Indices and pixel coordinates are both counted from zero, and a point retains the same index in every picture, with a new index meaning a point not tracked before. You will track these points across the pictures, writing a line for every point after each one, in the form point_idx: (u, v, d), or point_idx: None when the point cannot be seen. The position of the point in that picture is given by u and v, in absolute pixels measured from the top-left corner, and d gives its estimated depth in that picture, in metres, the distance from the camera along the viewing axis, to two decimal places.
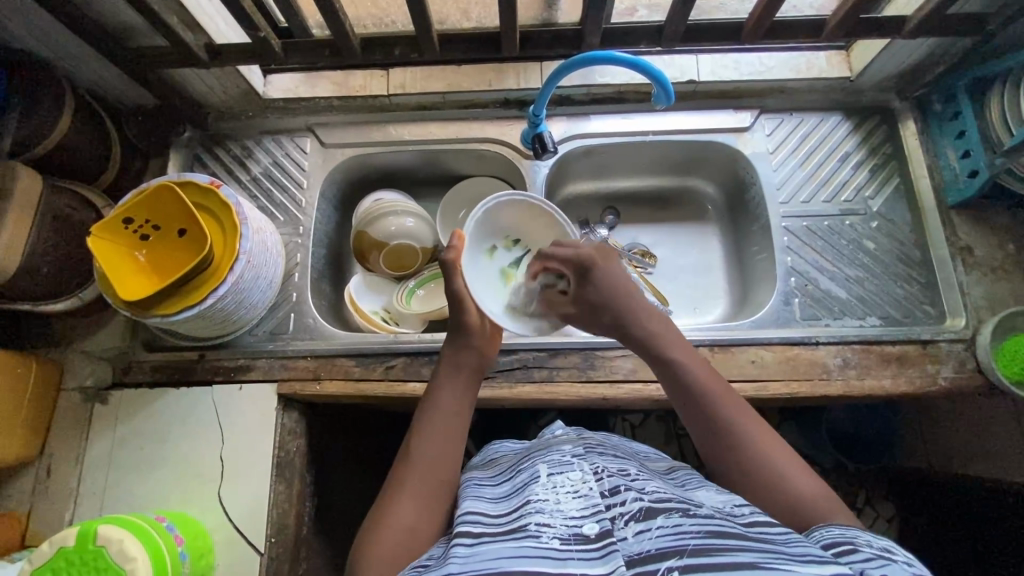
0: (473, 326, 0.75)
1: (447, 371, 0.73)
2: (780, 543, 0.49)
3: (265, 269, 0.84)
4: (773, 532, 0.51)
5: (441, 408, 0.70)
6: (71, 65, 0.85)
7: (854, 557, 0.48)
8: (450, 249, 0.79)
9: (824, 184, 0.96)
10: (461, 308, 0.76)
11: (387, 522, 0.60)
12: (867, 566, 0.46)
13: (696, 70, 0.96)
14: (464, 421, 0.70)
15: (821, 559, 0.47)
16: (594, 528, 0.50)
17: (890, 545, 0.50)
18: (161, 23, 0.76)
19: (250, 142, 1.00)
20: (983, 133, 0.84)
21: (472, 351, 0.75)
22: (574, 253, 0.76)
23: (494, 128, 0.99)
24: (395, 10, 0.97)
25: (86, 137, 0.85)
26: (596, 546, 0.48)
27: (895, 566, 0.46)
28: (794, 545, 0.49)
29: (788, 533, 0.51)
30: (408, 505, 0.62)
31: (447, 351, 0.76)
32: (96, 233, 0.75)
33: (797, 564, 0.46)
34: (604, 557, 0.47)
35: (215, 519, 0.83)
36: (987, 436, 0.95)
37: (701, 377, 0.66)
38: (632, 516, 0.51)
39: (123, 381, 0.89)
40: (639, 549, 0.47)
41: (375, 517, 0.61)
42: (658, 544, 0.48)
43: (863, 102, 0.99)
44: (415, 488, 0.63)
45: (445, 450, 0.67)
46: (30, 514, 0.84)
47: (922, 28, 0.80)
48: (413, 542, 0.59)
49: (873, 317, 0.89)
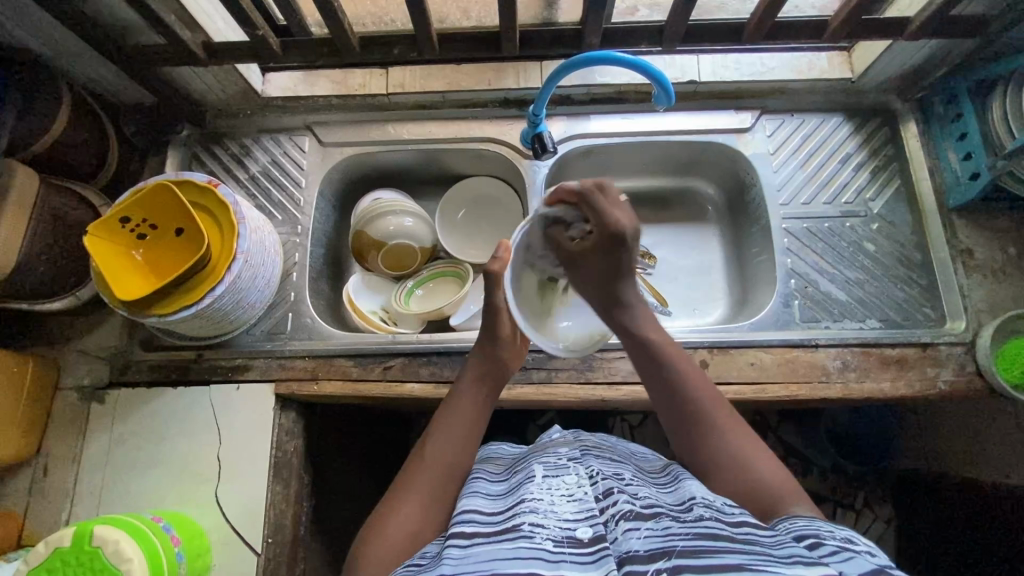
0: (506, 337, 0.76)
1: (470, 378, 0.74)
2: (769, 545, 0.49)
3: (263, 269, 0.84)
4: (761, 534, 0.51)
5: (460, 415, 0.70)
6: (68, 62, 0.84)
7: (824, 550, 0.48)
8: (496, 258, 0.77)
9: (825, 186, 0.95)
10: (497, 319, 0.75)
11: (391, 519, 0.60)
12: (836, 561, 0.46)
13: (697, 70, 0.96)
14: (479, 429, 0.70)
15: (804, 558, 0.46)
16: (587, 532, 0.50)
17: (851, 534, 0.51)
18: (159, 21, 0.75)
19: (248, 141, 0.99)
20: (984, 136, 0.84)
21: (495, 361, 0.75)
22: (606, 220, 0.65)
23: (493, 128, 0.99)
24: (394, 9, 0.96)
25: (83, 135, 0.85)
26: (588, 550, 0.48)
27: (860, 558, 0.46)
28: (781, 547, 0.49)
29: (775, 535, 0.51)
30: (413, 505, 0.62)
31: (474, 357, 0.76)
32: (93, 232, 0.74)
33: (781, 566, 0.45)
34: (597, 561, 0.47)
35: (212, 518, 0.83)
36: (985, 439, 0.95)
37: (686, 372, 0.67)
38: (622, 516, 0.51)
39: (120, 380, 0.89)
40: (626, 549, 0.47)
41: (381, 514, 0.62)
42: (646, 545, 0.47)
43: (865, 102, 0.98)
44: (423, 488, 0.63)
45: (457, 454, 0.67)
46: (27, 513, 0.84)
47: (925, 29, 0.80)
48: (415, 542, 0.59)
49: (873, 320, 0.89)
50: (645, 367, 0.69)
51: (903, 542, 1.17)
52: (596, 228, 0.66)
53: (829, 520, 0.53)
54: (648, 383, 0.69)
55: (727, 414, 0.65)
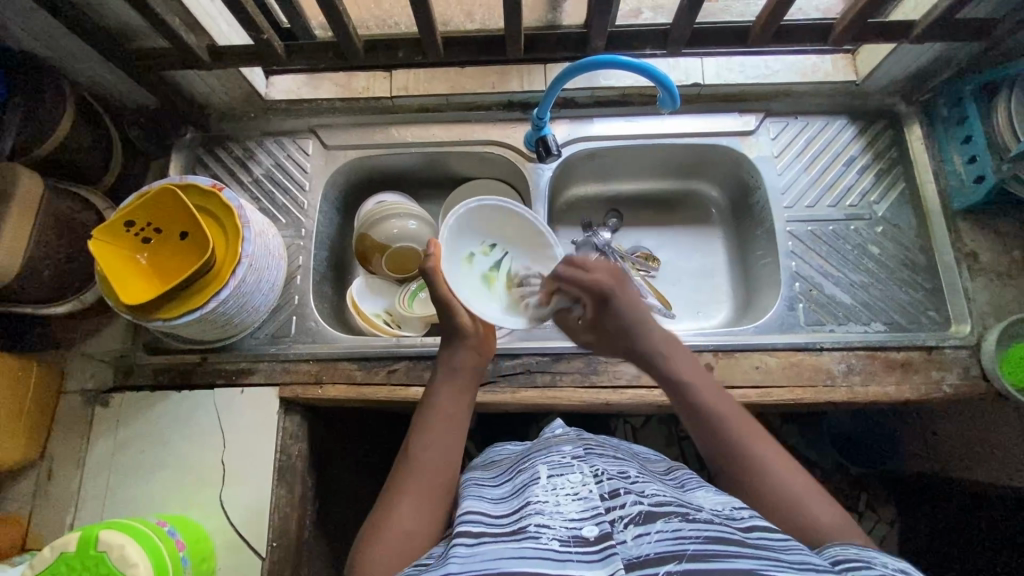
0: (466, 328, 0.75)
1: (444, 377, 0.74)
2: (780, 550, 0.49)
3: (268, 272, 0.84)
4: (771, 538, 0.51)
5: (439, 412, 0.70)
6: (72, 65, 0.84)
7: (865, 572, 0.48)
8: (428, 258, 0.76)
9: (829, 189, 0.95)
10: (451, 313, 0.75)
11: (384, 526, 0.60)
12: None
13: (701, 73, 0.96)
14: (460, 424, 0.70)
15: (817, 567, 0.47)
16: (593, 530, 0.49)
17: (905, 566, 0.50)
18: (164, 24, 0.75)
19: (252, 144, 0.99)
20: (990, 139, 0.84)
21: (464, 353, 0.75)
22: (591, 284, 0.74)
23: (497, 131, 0.99)
24: (398, 11, 0.96)
25: (87, 138, 0.85)
26: (595, 549, 0.47)
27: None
28: (792, 552, 0.49)
29: (784, 539, 0.51)
30: (404, 508, 0.62)
31: (442, 356, 0.76)
32: (99, 236, 0.74)
33: (793, 573, 0.46)
34: (603, 559, 0.46)
35: (216, 522, 0.83)
36: (989, 441, 0.95)
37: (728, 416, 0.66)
38: (631, 519, 0.51)
39: (124, 384, 0.89)
40: (637, 553, 0.47)
41: (374, 522, 0.61)
42: (656, 549, 0.47)
43: (869, 105, 0.98)
44: (411, 490, 0.63)
45: (442, 452, 0.67)
46: (31, 517, 0.83)
47: (931, 32, 0.80)
48: (411, 545, 0.59)
49: (878, 323, 0.88)
50: (677, 401, 0.70)
51: (907, 544, 1.17)
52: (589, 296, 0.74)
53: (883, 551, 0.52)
54: (685, 419, 0.69)
55: (772, 449, 0.64)
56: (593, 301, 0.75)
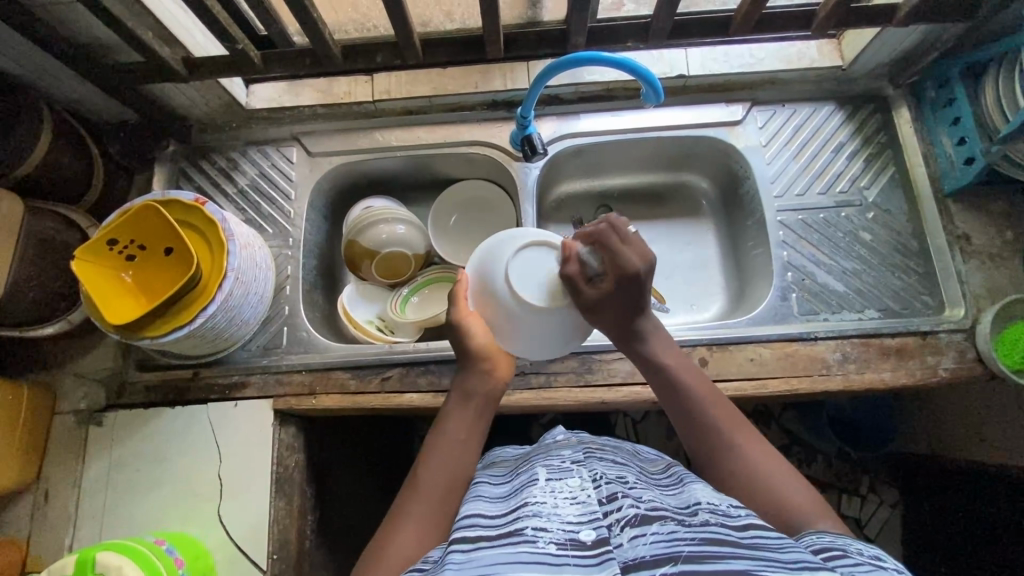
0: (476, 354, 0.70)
1: (456, 400, 0.70)
2: (774, 549, 0.47)
3: (255, 284, 0.83)
4: (767, 538, 0.49)
5: (449, 451, 0.66)
6: (48, 83, 0.83)
7: (843, 563, 0.47)
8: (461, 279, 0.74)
9: (818, 176, 0.95)
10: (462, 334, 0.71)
11: (388, 548, 0.58)
12: (850, 570, 0.46)
13: (685, 65, 0.94)
14: (475, 450, 0.67)
15: (813, 565, 0.45)
16: (591, 534, 0.49)
17: (880, 553, 0.49)
18: (136, 38, 0.74)
19: (236, 154, 0.98)
20: (978, 119, 0.84)
21: (484, 380, 0.70)
22: (629, 261, 0.66)
23: (482, 131, 0.98)
24: (376, 14, 0.94)
25: (66, 157, 0.84)
26: (592, 554, 0.47)
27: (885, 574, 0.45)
28: (787, 551, 0.47)
29: (782, 538, 0.49)
30: (405, 536, 0.59)
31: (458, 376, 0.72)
32: (81, 255, 0.73)
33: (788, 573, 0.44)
34: (600, 563, 0.46)
35: (216, 537, 0.82)
36: (986, 421, 0.95)
37: (714, 414, 0.66)
38: (628, 522, 0.50)
39: (117, 403, 0.88)
40: (632, 555, 0.46)
41: (377, 544, 0.59)
42: (651, 550, 0.46)
43: (855, 90, 0.98)
44: (420, 513, 0.61)
45: (455, 480, 0.64)
46: (30, 542, 0.82)
47: (914, 15, 0.78)
48: None
49: (872, 309, 0.88)
50: (662, 387, 0.69)
51: (909, 527, 1.17)
52: (615, 269, 0.65)
53: (857, 538, 0.52)
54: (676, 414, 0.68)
55: (745, 433, 0.65)
56: (614, 277, 0.65)
